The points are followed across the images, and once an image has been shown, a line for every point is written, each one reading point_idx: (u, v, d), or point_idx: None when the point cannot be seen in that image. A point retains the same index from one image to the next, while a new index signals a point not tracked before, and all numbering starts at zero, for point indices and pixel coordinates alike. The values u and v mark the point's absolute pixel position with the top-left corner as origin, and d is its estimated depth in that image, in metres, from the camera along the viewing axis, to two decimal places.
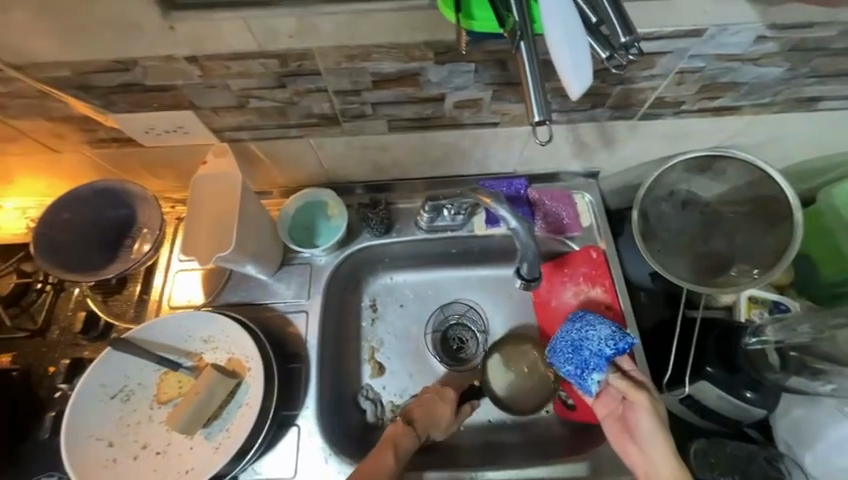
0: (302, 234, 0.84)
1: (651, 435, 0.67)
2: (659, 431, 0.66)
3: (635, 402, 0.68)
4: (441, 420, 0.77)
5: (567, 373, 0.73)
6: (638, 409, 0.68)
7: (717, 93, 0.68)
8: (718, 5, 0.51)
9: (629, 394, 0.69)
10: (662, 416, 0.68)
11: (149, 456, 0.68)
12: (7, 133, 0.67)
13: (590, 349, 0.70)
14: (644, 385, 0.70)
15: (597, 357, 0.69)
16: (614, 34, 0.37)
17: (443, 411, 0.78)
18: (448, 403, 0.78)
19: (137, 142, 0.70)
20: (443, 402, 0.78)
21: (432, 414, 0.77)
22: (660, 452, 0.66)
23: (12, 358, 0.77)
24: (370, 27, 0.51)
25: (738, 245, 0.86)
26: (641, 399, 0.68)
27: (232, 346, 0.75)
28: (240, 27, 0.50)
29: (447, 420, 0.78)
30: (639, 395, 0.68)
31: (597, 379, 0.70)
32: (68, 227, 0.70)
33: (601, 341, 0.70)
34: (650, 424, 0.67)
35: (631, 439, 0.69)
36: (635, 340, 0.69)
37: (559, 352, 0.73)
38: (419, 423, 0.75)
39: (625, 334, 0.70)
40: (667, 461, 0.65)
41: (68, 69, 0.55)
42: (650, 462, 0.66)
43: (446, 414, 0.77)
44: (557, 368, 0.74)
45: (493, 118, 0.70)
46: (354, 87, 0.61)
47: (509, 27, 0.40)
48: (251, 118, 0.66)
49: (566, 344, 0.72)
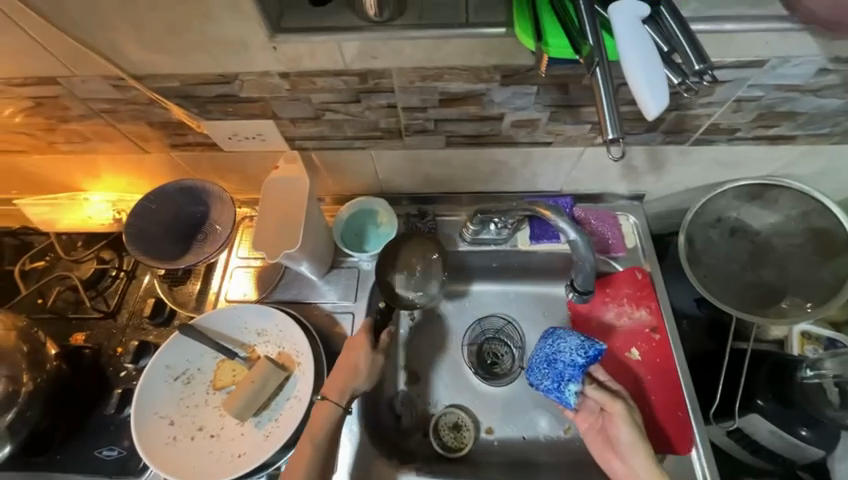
0: (352, 239, 0.88)
1: (630, 443, 0.69)
2: (642, 441, 0.69)
3: (613, 412, 0.71)
4: (362, 371, 0.72)
5: (546, 388, 0.75)
6: (617, 420, 0.70)
7: (773, 122, 0.69)
8: (782, 38, 0.54)
9: (606, 405, 0.71)
10: (638, 422, 0.70)
11: (205, 438, 0.73)
12: (110, 135, 0.77)
13: (563, 361, 0.72)
14: (619, 395, 0.73)
15: (568, 365, 0.72)
16: (688, 62, 0.40)
17: (360, 361, 0.73)
18: (362, 350, 0.74)
19: (218, 147, 0.78)
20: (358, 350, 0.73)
21: (349, 368, 0.72)
22: (641, 462, 0.68)
23: (85, 336, 0.84)
24: (446, 52, 0.57)
25: (792, 276, 0.84)
26: (620, 410, 0.70)
27: (283, 341, 0.79)
28: (332, 48, 0.57)
29: (365, 366, 0.73)
30: (616, 405, 0.70)
31: (574, 389, 0.72)
32: (154, 217, 0.77)
33: (568, 350, 0.72)
34: (631, 435, 0.69)
35: (613, 449, 0.71)
36: (605, 346, 0.71)
37: (535, 369, 0.76)
38: (338, 389, 0.70)
39: (595, 341, 0.73)
40: (648, 469, 0.67)
41: (177, 80, 0.63)
42: (631, 469, 0.69)
43: (363, 364, 0.72)
44: (536, 386, 0.76)
45: (547, 138, 0.74)
46: (422, 104, 0.66)
47: (585, 54, 0.44)
48: (323, 129, 0.72)
49: (541, 359, 0.75)
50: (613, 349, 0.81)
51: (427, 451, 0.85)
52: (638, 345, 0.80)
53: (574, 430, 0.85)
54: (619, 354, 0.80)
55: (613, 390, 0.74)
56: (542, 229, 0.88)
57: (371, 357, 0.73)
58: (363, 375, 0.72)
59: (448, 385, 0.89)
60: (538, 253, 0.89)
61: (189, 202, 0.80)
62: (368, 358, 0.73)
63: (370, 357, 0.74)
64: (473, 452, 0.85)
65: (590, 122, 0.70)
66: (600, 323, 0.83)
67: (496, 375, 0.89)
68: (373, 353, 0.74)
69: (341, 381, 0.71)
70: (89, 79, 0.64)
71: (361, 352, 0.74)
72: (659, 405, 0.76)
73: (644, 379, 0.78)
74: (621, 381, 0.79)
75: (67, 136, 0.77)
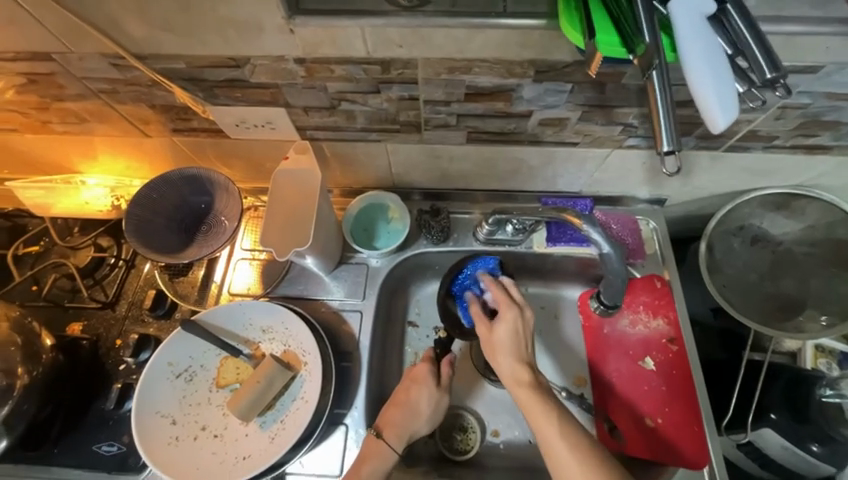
0: (362, 235, 0.85)
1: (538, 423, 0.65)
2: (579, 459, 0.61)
3: (540, 419, 0.64)
4: (422, 411, 0.72)
5: None
6: (542, 427, 0.64)
7: (814, 131, 0.65)
8: (844, 43, 0.50)
9: (532, 412, 0.65)
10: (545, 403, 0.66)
11: (208, 438, 0.71)
12: (108, 117, 0.72)
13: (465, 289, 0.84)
14: (544, 394, 0.66)
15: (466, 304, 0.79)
16: (759, 69, 0.36)
17: (421, 399, 0.72)
18: (425, 388, 0.73)
19: (225, 134, 0.73)
20: (419, 385, 0.73)
21: (407, 408, 0.72)
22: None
23: (82, 327, 0.81)
24: (480, 43, 0.53)
25: (812, 290, 0.82)
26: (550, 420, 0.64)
27: (289, 339, 0.76)
28: (356, 33, 0.52)
29: (427, 407, 0.72)
30: (541, 413, 0.64)
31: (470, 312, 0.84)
32: (155, 206, 0.73)
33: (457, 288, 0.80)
34: (567, 450, 0.61)
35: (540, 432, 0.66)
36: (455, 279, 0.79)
37: None
38: (396, 429, 0.70)
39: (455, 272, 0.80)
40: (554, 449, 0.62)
41: (183, 62, 0.58)
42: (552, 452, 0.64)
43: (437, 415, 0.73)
44: None
45: (573, 138, 0.70)
46: (446, 98, 0.62)
47: (640, 53, 0.39)
48: (338, 120, 0.68)
49: None
50: (626, 356, 0.79)
51: (433, 452, 0.83)
52: (654, 354, 0.79)
53: None
54: (632, 361, 0.79)
55: (505, 340, 0.69)
56: (560, 232, 0.85)
57: (435, 397, 0.73)
58: (423, 415, 0.72)
59: (457, 387, 0.87)
60: (553, 256, 0.86)
61: (194, 192, 0.76)
62: (431, 399, 0.73)
63: (433, 395, 0.73)
64: (480, 455, 0.83)
65: (622, 124, 0.66)
66: (614, 331, 0.81)
67: None
68: (437, 390, 0.74)
69: (400, 422, 0.70)
70: (87, 57, 0.59)
71: (422, 388, 0.73)
72: (674, 415, 0.75)
73: (659, 389, 0.77)
74: (637, 389, 0.77)
75: (61, 116, 0.72)
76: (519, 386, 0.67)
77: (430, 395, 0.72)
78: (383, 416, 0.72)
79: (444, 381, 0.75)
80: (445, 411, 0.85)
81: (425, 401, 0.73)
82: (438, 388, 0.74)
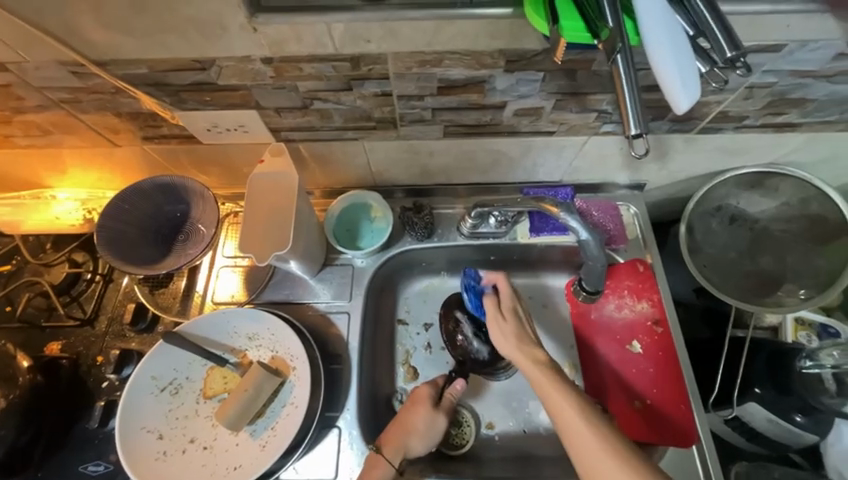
0: (345, 235, 0.84)
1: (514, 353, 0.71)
2: (611, 459, 0.58)
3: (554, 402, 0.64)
4: (418, 429, 0.71)
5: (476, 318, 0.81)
6: (572, 429, 0.62)
7: (782, 109, 0.67)
8: (807, 20, 0.51)
9: (559, 410, 0.64)
10: (520, 336, 0.73)
11: (198, 450, 0.70)
12: (72, 128, 0.69)
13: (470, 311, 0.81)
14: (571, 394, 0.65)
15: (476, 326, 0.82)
16: (719, 49, 0.37)
17: (419, 418, 0.72)
18: (425, 407, 0.73)
19: (197, 140, 0.72)
20: (418, 405, 0.73)
21: (406, 428, 0.71)
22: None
23: (60, 346, 0.78)
24: (449, 35, 0.53)
25: (789, 265, 0.83)
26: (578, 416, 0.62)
27: (277, 345, 0.75)
28: (322, 30, 0.52)
29: (424, 426, 0.72)
30: (570, 409, 0.63)
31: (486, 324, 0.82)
32: (127, 217, 0.71)
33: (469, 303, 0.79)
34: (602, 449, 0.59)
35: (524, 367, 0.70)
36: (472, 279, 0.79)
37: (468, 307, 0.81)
38: (393, 446, 0.69)
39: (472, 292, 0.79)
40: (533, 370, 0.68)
41: (145, 67, 0.57)
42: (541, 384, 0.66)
43: (428, 425, 0.72)
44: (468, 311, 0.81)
45: (550, 127, 0.70)
46: (419, 92, 0.61)
47: (603, 38, 0.39)
48: (312, 120, 0.67)
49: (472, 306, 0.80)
50: (614, 341, 0.80)
51: (429, 448, 0.83)
52: (640, 337, 0.80)
53: None
54: (620, 345, 0.80)
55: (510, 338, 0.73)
56: (543, 221, 0.85)
57: (432, 414, 0.72)
58: (418, 433, 0.71)
59: None
60: (538, 246, 0.86)
61: (168, 200, 0.74)
62: (428, 418, 0.72)
63: (430, 415, 0.73)
64: (475, 448, 0.83)
65: (596, 110, 0.66)
66: (602, 317, 0.82)
67: (496, 369, 0.87)
68: (435, 409, 0.74)
69: (398, 440, 0.70)
70: (44, 66, 0.57)
71: (421, 409, 0.73)
72: (663, 396, 0.76)
73: (647, 371, 0.78)
74: (625, 374, 0.78)
75: (24, 129, 0.70)
76: (549, 389, 0.65)
77: (426, 412, 0.72)
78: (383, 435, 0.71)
79: (444, 401, 0.75)
80: None
81: (422, 420, 0.72)
82: (435, 408, 0.74)
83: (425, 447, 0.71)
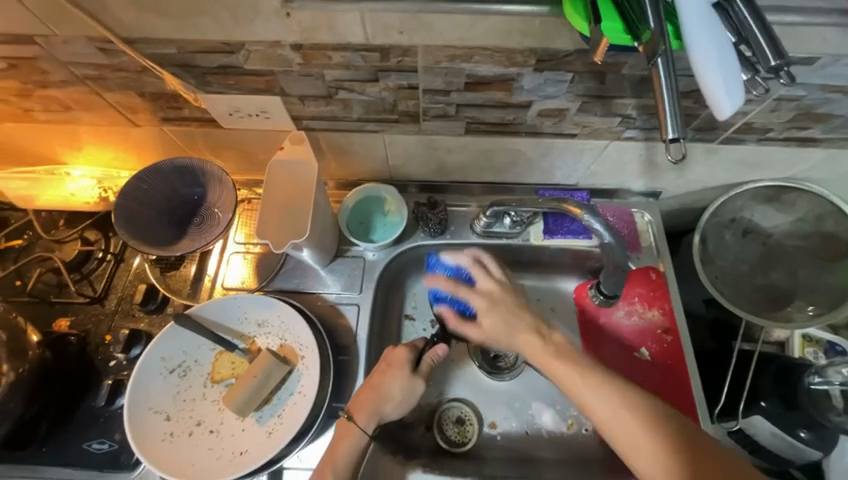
0: (358, 227, 0.84)
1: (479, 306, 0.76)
2: (644, 432, 0.59)
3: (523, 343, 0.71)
4: (393, 396, 0.70)
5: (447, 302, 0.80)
6: (565, 378, 0.66)
7: (807, 124, 0.67)
8: (842, 35, 0.51)
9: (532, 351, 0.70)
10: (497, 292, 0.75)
11: (204, 434, 0.70)
12: (93, 105, 0.69)
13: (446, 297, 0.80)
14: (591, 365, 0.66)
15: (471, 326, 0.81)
16: (763, 57, 0.36)
17: (394, 383, 0.70)
18: (399, 373, 0.71)
19: (218, 124, 0.71)
20: (393, 370, 0.71)
21: (380, 393, 0.70)
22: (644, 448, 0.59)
23: (69, 323, 0.78)
24: (483, 30, 0.52)
25: (801, 280, 0.83)
26: (601, 393, 0.63)
27: (285, 333, 0.75)
28: (355, 18, 0.51)
29: (399, 391, 0.70)
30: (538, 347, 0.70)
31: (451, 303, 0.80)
32: (144, 198, 0.71)
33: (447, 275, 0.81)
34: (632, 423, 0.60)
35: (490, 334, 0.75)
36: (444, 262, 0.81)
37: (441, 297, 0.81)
38: (366, 411, 0.68)
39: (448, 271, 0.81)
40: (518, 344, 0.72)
41: (174, 47, 0.56)
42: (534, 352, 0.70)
43: (401, 390, 0.70)
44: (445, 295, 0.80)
45: (572, 130, 0.70)
46: (446, 87, 0.61)
47: (645, 40, 0.39)
48: (334, 109, 0.67)
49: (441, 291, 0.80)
50: (622, 348, 0.80)
51: (431, 444, 0.83)
52: (649, 344, 0.80)
53: (577, 426, 0.84)
54: (628, 352, 0.80)
55: (500, 323, 0.73)
56: (557, 224, 0.85)
57: (406, 381, 0.71)
58: (393, 398, 0.70)
59: (451, 377, 0.87)
60: (550, 248, 0.86)
61: (185, 183, 0.74)
62: (404, 384, 0.70)
63: (405, 380, 0.71)
64: (476, 447, 0.83)
65: (621, 115, 0.66)
66: (609, 322, 0.82)
67: (500, 369, 0.87)
68: (412, 375, 0.72)
69: (370, 405, 0.69)
70: (72, 41, 0.56)
71: (396, 376, 0.71)
72: (669, 403, 0.76)
73: (655, 379, 0.77)
74: (634, 381, 0.78)
75: (44, 103, 0.69)
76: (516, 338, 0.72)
77: (401, 378, 0.70)
78: (356, 400, 0.70)
79: (422, 367, 0.73)
80: (441, 404, 0.85)
81: (397, 387, 0.70)
82: (412, 373, 0.72)
83: (399, 411, 0.71)
